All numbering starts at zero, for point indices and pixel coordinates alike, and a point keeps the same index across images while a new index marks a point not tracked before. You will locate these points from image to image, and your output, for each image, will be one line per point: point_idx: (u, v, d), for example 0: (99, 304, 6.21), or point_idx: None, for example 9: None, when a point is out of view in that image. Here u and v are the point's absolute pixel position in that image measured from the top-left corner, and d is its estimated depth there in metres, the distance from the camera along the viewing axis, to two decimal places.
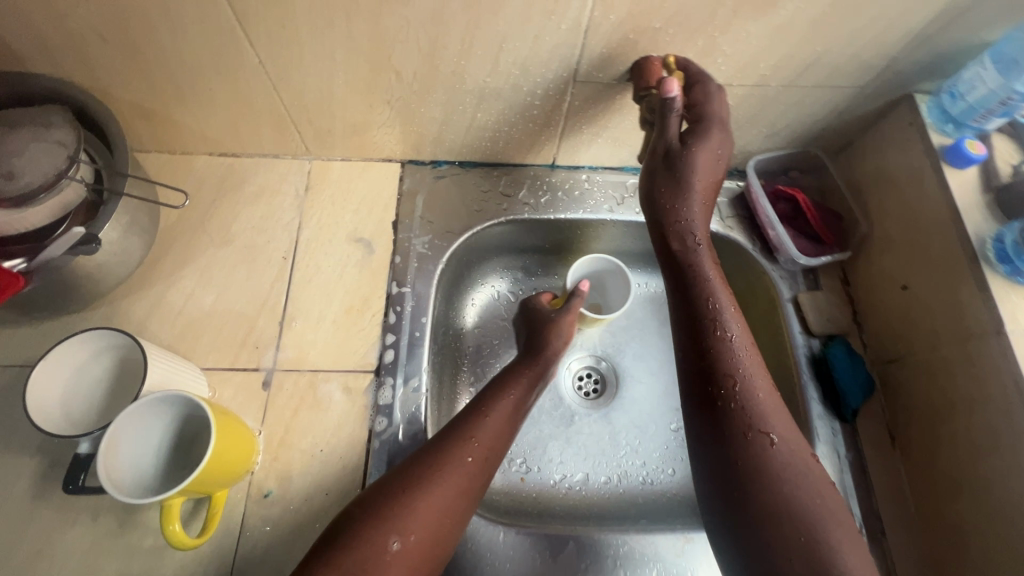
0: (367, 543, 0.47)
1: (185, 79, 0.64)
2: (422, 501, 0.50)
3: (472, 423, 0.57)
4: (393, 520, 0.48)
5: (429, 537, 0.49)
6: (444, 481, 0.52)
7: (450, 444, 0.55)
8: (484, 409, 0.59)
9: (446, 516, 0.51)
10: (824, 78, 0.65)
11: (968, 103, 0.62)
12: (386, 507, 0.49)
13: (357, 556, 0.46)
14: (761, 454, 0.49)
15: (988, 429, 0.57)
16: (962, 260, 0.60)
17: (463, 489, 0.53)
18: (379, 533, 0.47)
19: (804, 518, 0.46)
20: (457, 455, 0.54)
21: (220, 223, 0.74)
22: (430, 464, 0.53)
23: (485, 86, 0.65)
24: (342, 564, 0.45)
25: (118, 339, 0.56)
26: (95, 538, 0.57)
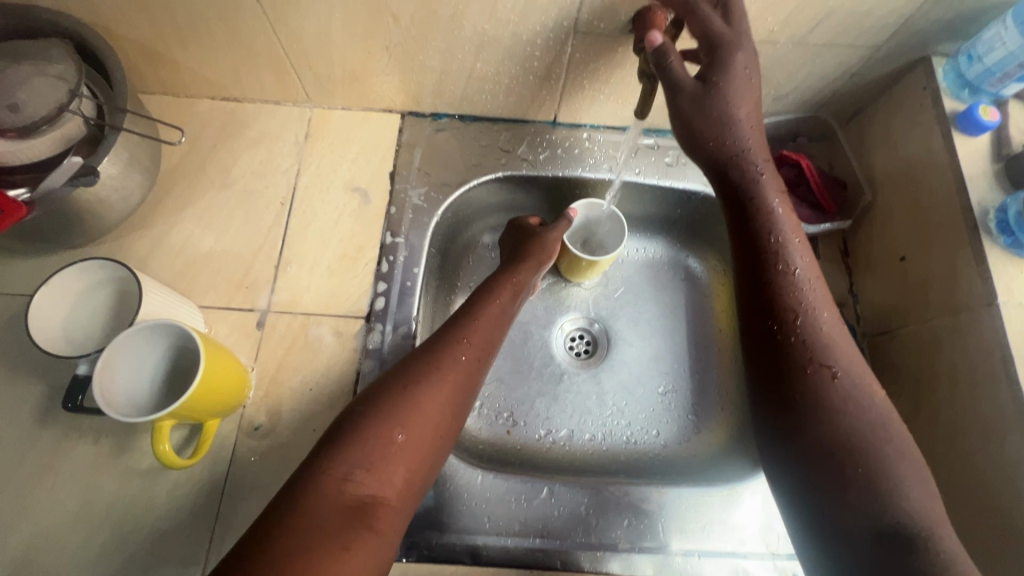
0: (372, 437, 0.49)
1: (184, 19, 0.64)
2: (421, 398, 0.52)
3: (462, 324, 0.59)
4: (395, 414, 0.50)
5: (431, 432, 0.52)
6: (440, 377, 0.54)
7: (441, 345, 0.57)
8: (476, 311, 0.61)
9: (443, 413, 0.53)
10: (837, 36, 0.62)
11: (985, 66, 0.59)
12: (384, 404, 0.51)
13: (364, 449, 0.48)
14: (818, 387, 0.52)
15: (973, 401, 0.57)
16: (964, 231, 0.59)
17: (459, 383, 0.55)
18: (384, 428, 0.49)
19: (859, 442, 0.49)
20: (450, 355, 0.56)
21: (221, 166, 0.75)
22: (423, 365, 0.55)
23: (484, 35, 0.64)
24: (350, 457, 0.47)
25: (119, 271, 0.58)
26: (96, 458, 0.60)
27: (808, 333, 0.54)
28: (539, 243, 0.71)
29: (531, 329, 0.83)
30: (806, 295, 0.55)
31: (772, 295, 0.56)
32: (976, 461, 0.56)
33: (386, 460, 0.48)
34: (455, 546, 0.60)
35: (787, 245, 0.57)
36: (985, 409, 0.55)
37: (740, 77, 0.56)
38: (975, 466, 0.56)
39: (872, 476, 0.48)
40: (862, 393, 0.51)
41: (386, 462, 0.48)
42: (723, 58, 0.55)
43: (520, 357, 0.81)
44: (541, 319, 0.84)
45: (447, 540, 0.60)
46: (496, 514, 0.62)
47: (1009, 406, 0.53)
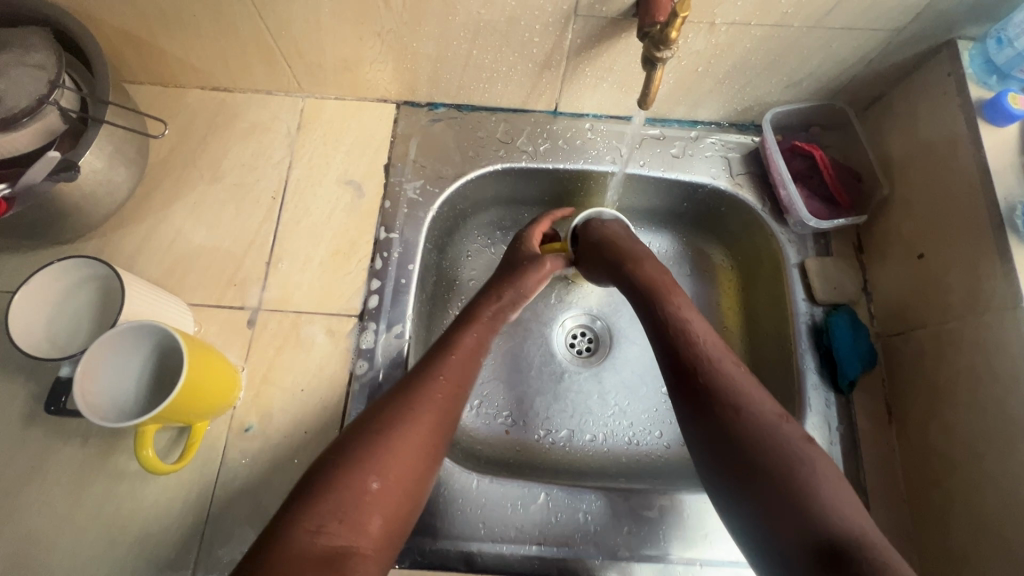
0: (344, 486, 0.46)
1: (166, 5, 0.61)
2: (397, 438, 0.50)
3: (435, 361, 0.58)
4: (369, 459, 0.48)
5: (410, 471, 0.49)
6: (416, 416, 0.52)
7: (416, 383, 0.55)
8: (451, 347, 0.60)
9: (422, 450, 0.51)
10: (855, 18, 0.58)
11: (1016, 51, 0.56)
12: (357, 449, 0.48)
13: (336, 499, 0.45)
14: (758, 430, 0.48)
15: (993, 408, 0.54)
16: (988, 229, 0.56)
17: (436, 420, 0.53)
18: (357, 476, 0.47)
19: (779, 464, 0.46)
20: (426, 391, 0.54)
21: (211, 159, 0.73)
22: (397, 403, 0.53)
23: (480, 20, 0.61)
24: (321, 509, 0.44)
25: (104, 270, 0.56)
26: (84, 460, 0.59)
27: (711, 374, 0.52)
28: (529, 258, 0.70)
29: (532, 326, 0.80)
30: (712, 354, 0.54)
31: (681, 358, 0.55)
32: (995, 472, 0.53)
33: (359, 510, 0.45)
34: (449, 552, 0.59)
35: (680, 315, 0.59)
36: (1007, 417, 0.52)
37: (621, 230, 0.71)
38: (995, 478, 0.53)
39: (828, 514, 0.43)
40: (769, 411, 0.49)
41: (360, 512, 0.45)
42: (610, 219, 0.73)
43: (519, 356, 0.79)
44: (542, 315, 0.81)
45: (441, 546, 0.59)
46: (492, 521, 0.60)
47: None
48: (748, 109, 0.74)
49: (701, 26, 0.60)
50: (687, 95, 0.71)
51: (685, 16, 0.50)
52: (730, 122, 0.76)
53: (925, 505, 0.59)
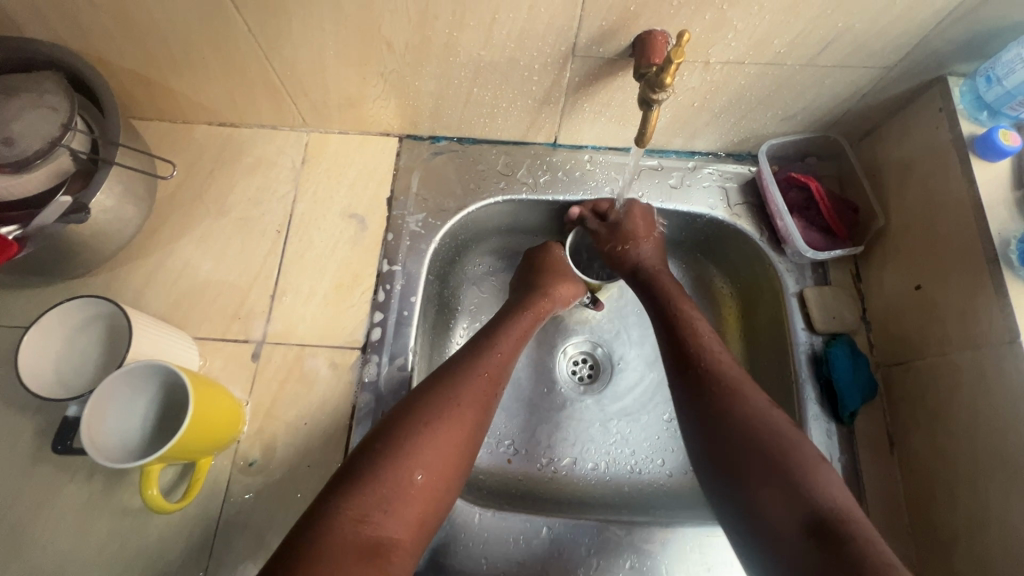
0: (388, 477, 0.47)
1: (177, 48, 0.63)
2: (441, 430, 0.51)
3: (476, 356, 0.58)
4: (411, 453, 0.49)
5: (450, 464, 0.51)
6: (459, 409, 0.53)
7: (459, 375, 0.56)
8: (492, 342, 0.61)
9: (462, 441, 0.52)
10: (847, 57, 0.60)
11: (1004, 89, 0.57)
12: (401, 440, 0.50)
13: (381, 491, 0.46)
14: (738, 412, 0.52)
15: (994, 441, 0.54)
16: (983, 263, 0.56)
17: (477, 412, 0.55)
18: (402, 467, 0.48)
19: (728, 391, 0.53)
20: (469, 383, 0.55)
21: (217, 193, 0.75)
22: (437, 396, 0.54)
23: (480, 61, 0.63)
24: (367, 499, 0.46)
25: (112, 309, 0.58)
26: (89, 496, 0.60)
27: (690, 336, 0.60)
28: (552, 270, 0.72)
29: (534, 352, 0.81)
30: (709, 350, 0.58)
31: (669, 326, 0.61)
32: (998, 506, 0.53)
33: (403, 502, 0.47)
34: None
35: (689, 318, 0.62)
36: (1007, 451, 0.53)
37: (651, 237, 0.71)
38: (997, 512, 0.53)
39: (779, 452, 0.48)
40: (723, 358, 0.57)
41: (403, 504, 0.47)
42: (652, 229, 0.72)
43: (520, 383, 0.79)
44: (543, 342, 0.82)
45: None
46: (494, 555, 0.60)
47: None
48: (744, 140, 0.75)
49: (696, 65, 0.61)
50: (684, 128, 0.72)
51: (680, 61, 0.51)
52: (727, 152, 0.78)
53: (930, 537, 0.59)
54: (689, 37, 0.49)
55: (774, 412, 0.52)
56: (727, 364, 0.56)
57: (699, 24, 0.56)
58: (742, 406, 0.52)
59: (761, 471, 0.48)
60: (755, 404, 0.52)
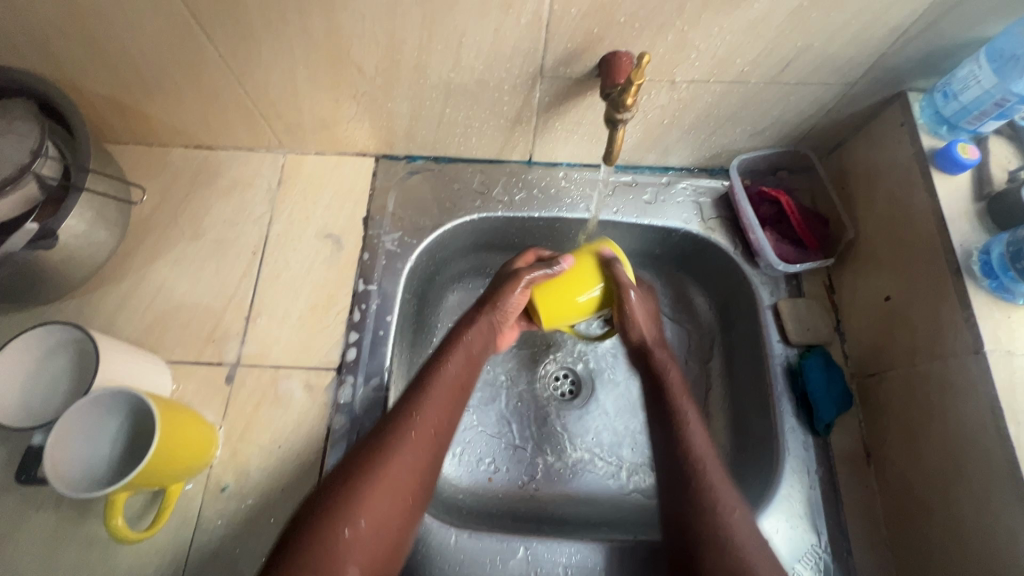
0: (317, 542, 0.45)
1: (150, 74, 0.64)
2: (376, 482, 0.49)
3: (411, 401, 0.55)
4: (340, 507, 0.47)
5: (389, 512, 0.49)
6: (397, 458, 0.51)
7: (396, 423, 0.53)
8: (427, 383, 0.57)
9: (403, 492, 0.50)
10: (808, 74, 0.61)
11: (960, 104, 0.58)
12: (335, 500, 0.47)
13: (310, 556, 0.44)
14: (715, 523, 0.50)
15: (963, 454, 0.54)
16: (946, 274, 0.57)
17: (421, 459, 0.52)
18: (329, 524, 0.46)
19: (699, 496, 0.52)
20: (408, 433, 0.53)
21: (193, 216, 0.75)
22: (369, 453, 0.51)
23: (450, 82, 0.63)
24: (298, 562, 0.43)
25: (80, 335, 0.57)
26: (56, 526, 0.58)
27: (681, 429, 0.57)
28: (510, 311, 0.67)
29: (515, 368, 0.80)
30: (696, 450, 0.55)
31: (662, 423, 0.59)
32: (970, 519, 0.53)
33: (331, 561, 0.44)
34: None
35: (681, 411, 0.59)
36: (976, 463, 0.53)
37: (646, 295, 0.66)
38: (970, 524, 0.53)
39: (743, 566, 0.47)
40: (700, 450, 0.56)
41: (334, 565, 0.44)
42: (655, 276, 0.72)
43: (502, 400, 0.78)
44: (525, 358, 0.81)
45: None
46: None
47: (1001, 463, 0.50)
48: (716, 156, 0.76)
49: (662, 84, 0.62)
50: (655, 145, 0.73)
51: (640, 83, 0.52)
52: (701, 167, 0.79)
53: (907, 549, 0.59)
54: (650, 58, 0.50)
55: (755, 529, 0.50)
56: (709, 460, 0.55)
57: (662, 45, 0.57)
58: (725, 516, 0.51)
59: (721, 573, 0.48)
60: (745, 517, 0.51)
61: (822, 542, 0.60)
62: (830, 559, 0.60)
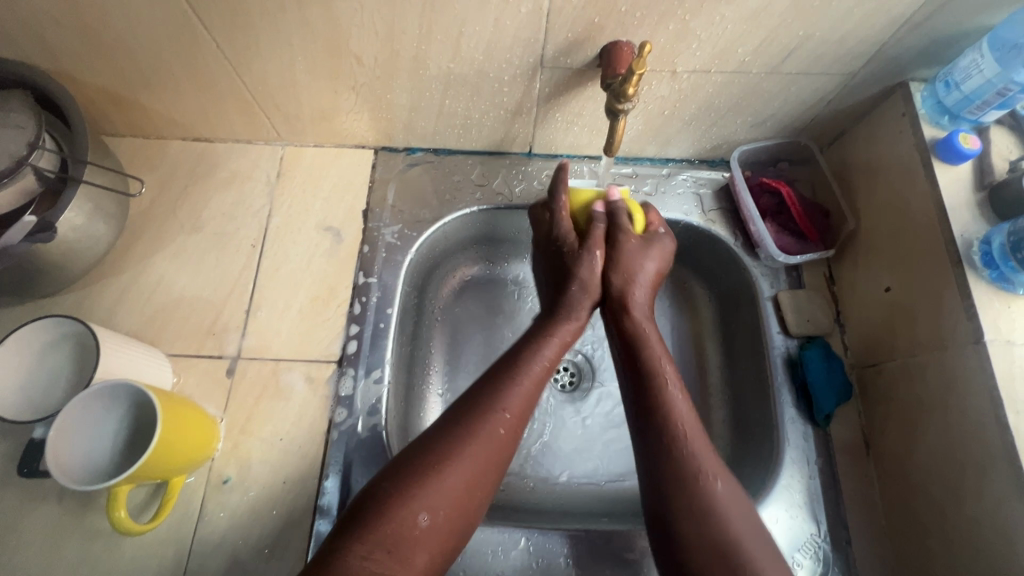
0: (393, 519, 0.45)
1: (147, 65, 0.63)
2: (457, 469, 0.49)
3: (500, 393, 0.54)
4: (418, 494, 0.47)
5: (462, 504, 0.49)
6: (477, 451, 0.50)
7: (478, 414, 0.52)
8: (521, 367, 0.56)
9: (480, 485, 0.50)
10: (810, 64, 0.61)
11: (962, 94, 0.58)
12: (412, 483, 0.47)
13: (385, 530, 0.44)
14: (704, 505, 0.48)
15: (962, 443, 0.54)
16: (947, 265, 0.57)
17: (503, 450, 0.52)
18: (405, 508, 0.46)
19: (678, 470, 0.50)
20: (489, 426, 0.52)
21: (192, 208, 0.74)
22: (454, 439, 0.50)
23: (450, 73, 0.63)
24: (373, 538, 0.44)
25: (80, 328, 0.57)
26: (59, 519, 0.59)
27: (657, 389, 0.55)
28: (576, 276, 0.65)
29: None
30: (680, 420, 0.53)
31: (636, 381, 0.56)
32: (969, 507, 0.53)
33: (406, 545, 0.45)
34: None
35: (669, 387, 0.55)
36: (975, 452, 0.53)
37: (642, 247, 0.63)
38: (969, 512, 0.53)
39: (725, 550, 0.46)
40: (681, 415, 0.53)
41: (405, 545, 0.45)
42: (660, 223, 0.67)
43: None
44: None
45: None
46: (472, 567, 0.60)
47: (1000, 452, 0.51)
48: (716, 147, 0.76)
49: (663, 74, 0.62)
50: (656, 136, 0.73)
51: (642, 73, 0.52)
52: (701, 159, 0.78)
53: (905, 537, 0.59)
54: (651, 47, 0.50)
55: (740, 503, 0.49)
56: (690, 429, 0.52)
57: (663, 35, 0.57)
58: (709, 493, 0.49)
59: (709, 570, 0.46)
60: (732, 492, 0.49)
61: (821, 532, 0.61)
62: (829, 549, 0.60)
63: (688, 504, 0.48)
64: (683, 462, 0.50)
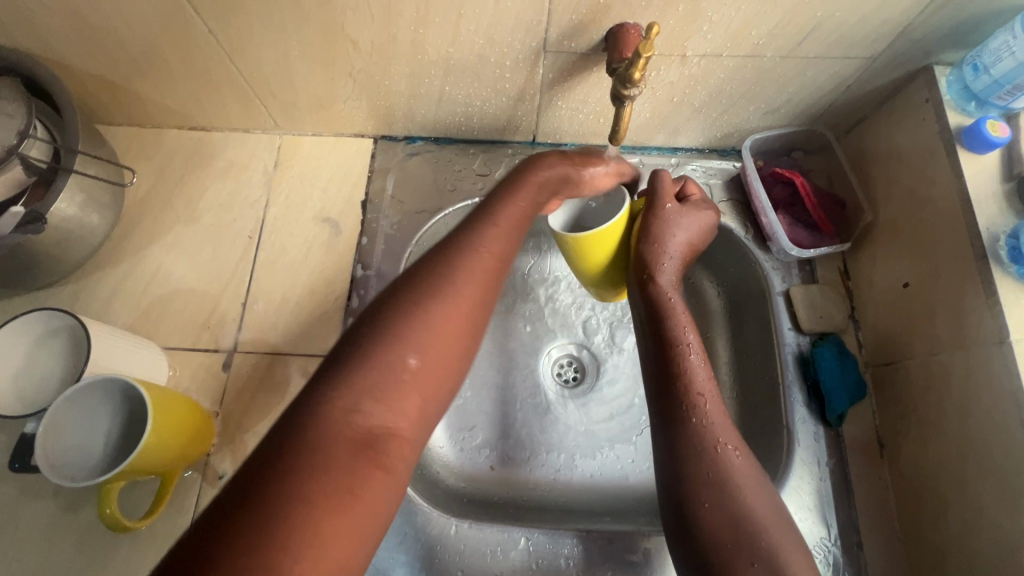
0: (378, 362, 0.39)
1: (138, 50, 0.61)
2: (433, 311, 0.42)
3: (477, 223, 0.48)
4: (400, 332, 0.40)
5: (459, 341, 0.42)
6: (456, 285, 0.44)
7: (451, 252, 0.46)
8: (492, 218, 0.49)
9: (472, 322, 0.44)
10: (829, 46, 0.57)
11: (992, 78, 0.55)
12: (389, 322, 0.41)
13: (371, 375, 0.38)
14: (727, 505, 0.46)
15: (984, 447, 0.52)
16: (971, 260, 0.54)
17: (478, 293, 0.45)
18: (394, 350, 0.39)
19: (711, 476, 0.47)
20: (467, 260, 0.46)
21: (188, 199, 0.73)
22: (422, 284, 0.43)
23: (450, 58, 0.61)
24: (354, 387, 0.37)
25: (72, 322, 0.56)
26: (55, 512, 0.58)
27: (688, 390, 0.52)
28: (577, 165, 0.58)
29: (517, 355, 0.78)
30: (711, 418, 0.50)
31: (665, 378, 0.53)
32: (989, 514, 0.51)
33: (396, 390, 0.38)
34: None
35: (691, 372, 0.53)
36: (997, 457, 0.51)
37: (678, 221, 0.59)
38: (989, 519, 0.51)
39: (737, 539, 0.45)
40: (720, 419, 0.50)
41: (395, 391, 0.38)
42: (701, 197, 0.63)
43: (505, 388, 0.77)
44: (528, 345, 0.79)
45: None
46: (471, 566, 0.58)
47: None
48: (728, 135, 0.73)
49: (672, 59, 0.59)
50: (664, 124, 0.70)
51: (650, 56, 0.49)
52: (711, 148, 0.75)
53: (920, 543, 0.57)
54: (659, 28, 0.47)
55: (762, 489, 0.48)
56: (722, 422, 0.50)
57: (672, 17, 0.54)
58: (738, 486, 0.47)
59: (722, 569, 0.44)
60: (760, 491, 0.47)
61: (832, 536, 0.59)
62: (840, 553, 0.58)
63: (710, 499, 0.47)
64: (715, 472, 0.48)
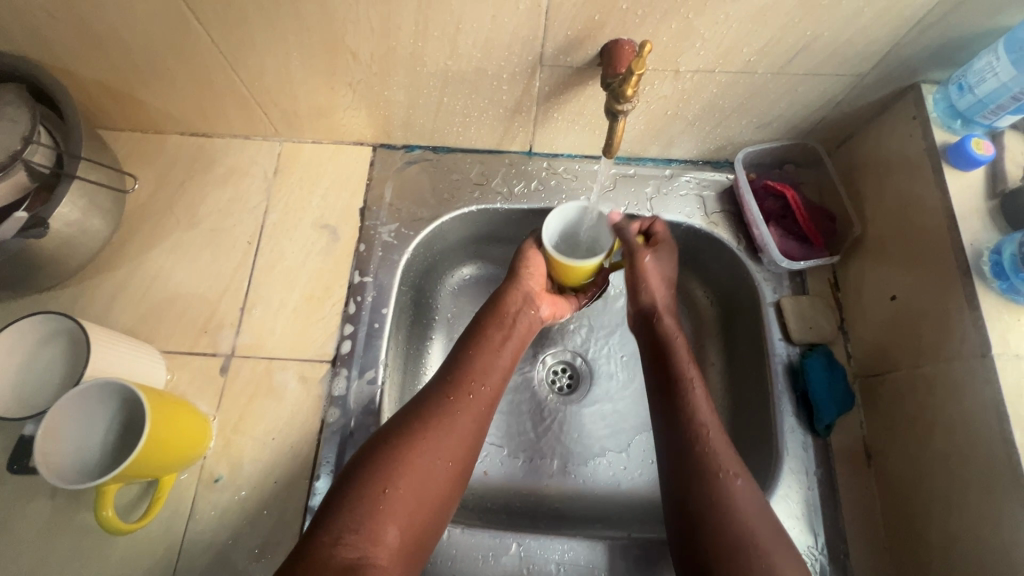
0: (362, 501, 0.48)
1: (142, 59, 0.62)
2: (418, 453, 0.51)
3: (462, 368, 0.58)
4: (382, 469, 0.49)
5: (437, 477, 0.51)
6: (425, 434, 0.52)
7: (436, 397, 0.56)
8: (479, 329, 0.62)
9: (448, 463, 0.52)
10: (818, 65, 0.59)
11: (976, 98, 0.56)
12: (378, 461, 0.50)
13: (357, 510, 0.47)
14: (724, 511, 0.50)
15: (967, 459, 0.53)
16: (955, 275, 0.55)
17: (470, 426, 0.55)
18: (372, 484, 0.49)
19: (709, 484, 0.51)
20: (446, 406, 0.55)
21: (187, 205, 0.74)
22: (422, 410, 0.54)
23: (448, 70, 0.62)
24: (344, 521, 0.46)
25: (71, 325, 0.57)
26: (51, 514, 0.59)
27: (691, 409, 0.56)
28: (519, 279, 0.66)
29: None
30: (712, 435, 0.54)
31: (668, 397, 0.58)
32: (972, 525, 0.52)
33: (377, 519, 0.47)
34: None
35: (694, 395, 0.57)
36: (980, 469, 0.52)
37: (653, 269, 0.65)
38: (972, 530, 0.52)
39: (734, 543, 0.48)
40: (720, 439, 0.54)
41: (374, 523, 0.47)
42: (665, 234, 0.67)
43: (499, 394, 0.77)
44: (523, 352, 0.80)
45: None
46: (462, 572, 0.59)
47: (1005, 470, 0.49)
48: (721, 148, 0.74)
49: (666, 74, 0.61)
50: (658, 136, 0.72)
51: (642, 73, 0.50)
52: (705, 160, 0.77)
53: (905, 552, 0.58)
54: (652, 44, 0.48)
55: (755, 495, 0.51)
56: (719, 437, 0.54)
57: (665, 34, 0.55)
58: (730, 491, 0.51)
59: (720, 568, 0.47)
60: (751, 496, 0.51)
61: (818, 544, 0.59)
62: (826, 562, 0.59)
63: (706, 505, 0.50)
64: (711, 480, 0.51)
